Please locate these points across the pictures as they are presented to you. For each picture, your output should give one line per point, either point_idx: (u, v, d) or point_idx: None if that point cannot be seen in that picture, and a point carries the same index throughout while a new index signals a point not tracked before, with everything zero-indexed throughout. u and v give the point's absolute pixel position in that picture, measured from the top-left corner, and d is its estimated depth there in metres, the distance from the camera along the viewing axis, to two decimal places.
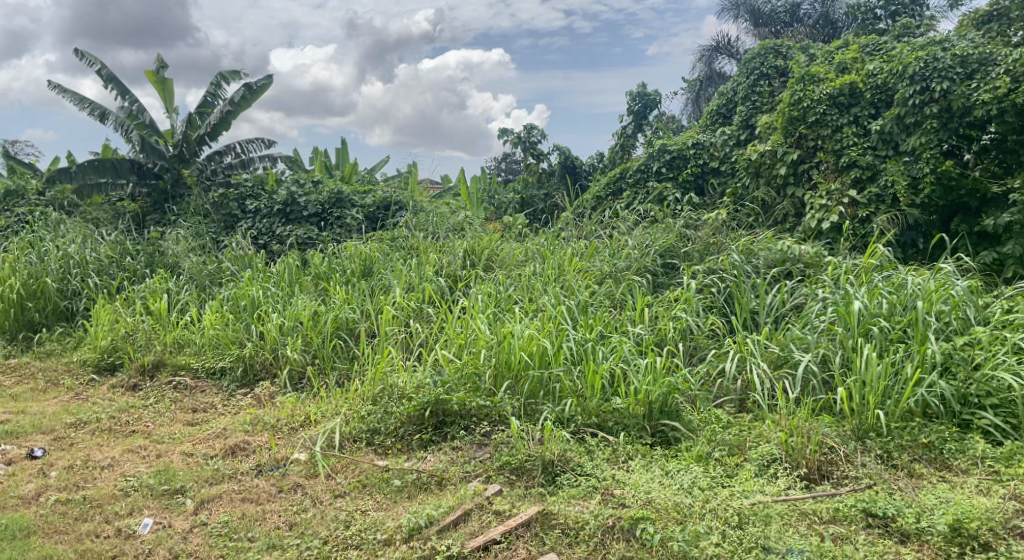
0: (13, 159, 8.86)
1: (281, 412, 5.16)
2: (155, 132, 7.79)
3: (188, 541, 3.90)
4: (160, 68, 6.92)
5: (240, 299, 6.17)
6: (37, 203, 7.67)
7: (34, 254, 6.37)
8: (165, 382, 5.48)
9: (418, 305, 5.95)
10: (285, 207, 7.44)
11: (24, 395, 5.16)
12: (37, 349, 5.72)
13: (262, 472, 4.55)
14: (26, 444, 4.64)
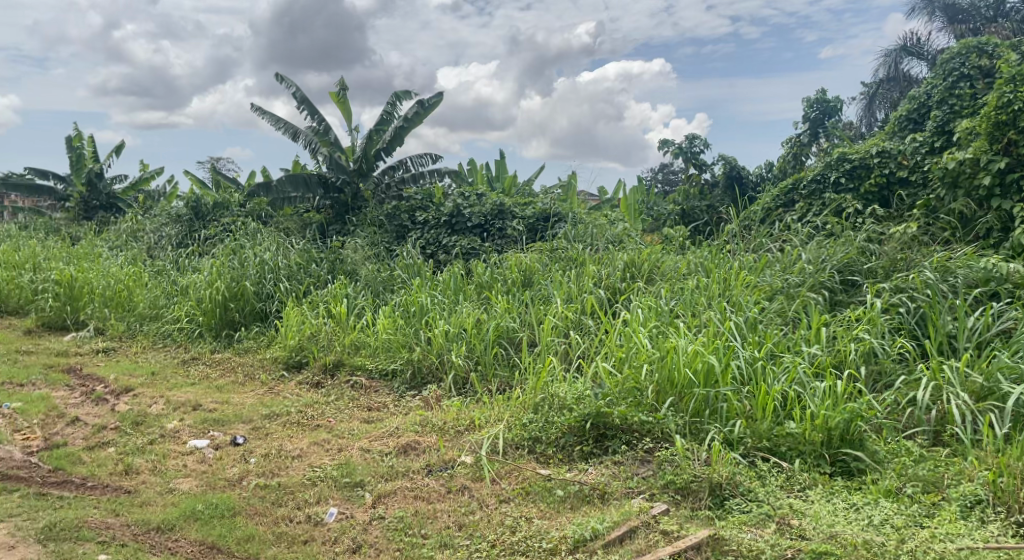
0: (218, 173, 9.95)
1: (448, 415, 5.37)
2: (339, 148, 8.41)
3: (368, 532, 4.16)
4: (343, 87, 7.40)
5: (410, 305, 6.50)
6: (239, 214, 8.57)
7: (236, 261, 7.12)
8: (343, 380, 5.90)
9: (578, 316, 5.95)
10: (451, 218, 7.78)
11: (227, 386, 5.75)
12: (237, 346, 6.38)
13: (431, 472, 4.75)
14: (230, 431, 5.15)
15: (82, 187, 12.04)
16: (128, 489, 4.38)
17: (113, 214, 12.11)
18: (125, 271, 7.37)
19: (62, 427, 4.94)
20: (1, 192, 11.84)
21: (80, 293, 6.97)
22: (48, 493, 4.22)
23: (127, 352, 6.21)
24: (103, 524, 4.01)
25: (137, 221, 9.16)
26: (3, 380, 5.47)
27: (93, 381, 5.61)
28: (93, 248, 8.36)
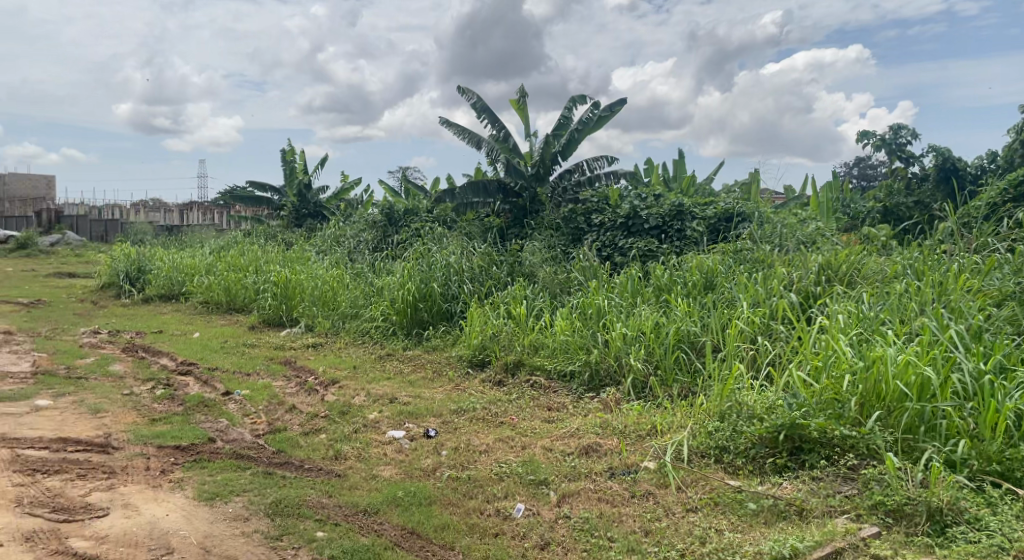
0: (407, 181, 10.65)
1: (628, 419, 5.30)
2: (518, 154, 8.63)
3: (555, 531, 4.14)
4: (522, 94, 7.56)
5: (587, 307, 6.51)
6: (426, 220, 9.12)
7: (424, 264, 7.55)
8: (524, 380, 6.03)
9: (766, 322, 5.65)
10: (627, 220, 7.72)
11: (419, 382, 6.11)
12: (426, 344, 6.77)
13: (614, 475, 4.69)
14: (424, 423, 5.45)
15: (293, 198, 13.39)
16: (338, 473, 4.78)
17: (319, 222, 13.33)
18: (329, 273, 8.09)
19: (282, 413, 5.52)
20: (228, 202, 13.50)
21: (292, 293, 7.76)
22: (273, 472, 4.72)
23: (332, 347, 6.82)
24: (320, 503, 4.41)
25: (339, 228, 10.04)
26: (234, 370, 6.22)
27: (305, 372, 6.21)
28: (303, 252, 9.29)
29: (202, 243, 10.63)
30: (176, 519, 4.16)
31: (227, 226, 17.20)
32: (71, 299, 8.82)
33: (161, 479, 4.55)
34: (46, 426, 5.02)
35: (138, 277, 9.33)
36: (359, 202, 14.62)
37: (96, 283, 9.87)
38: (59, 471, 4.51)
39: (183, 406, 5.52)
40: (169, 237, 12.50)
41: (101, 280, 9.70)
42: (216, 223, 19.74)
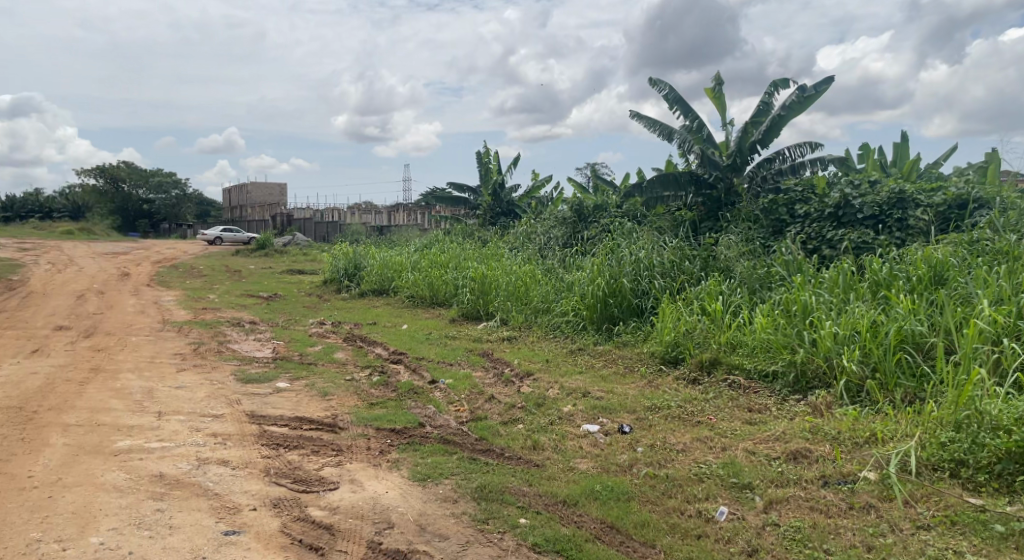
0: (596, 176, 10.73)
1: (841, 425, 4.89)
2: (712, 144, 8.34)
3: (763, 537, 3.89)
4: (716, 82, 7.25)
5: (791, 304, 6.12)
6: (616, 215, 9.13)
7: (613, 259, 7.53)
8: (721, 379, 5.80)
9: (1013, 322, 4.96)
10: (837, 210, 7.16)
11: (611, 377, 6.11)
12: (617, 340, 6.76)
13: (828, 484, 4.33)
14: (618, 419, 5.40)
15: (489, 197, 14.01)
16: (537, 462, 4.89)
17: (512, 220, 13.80)
18: (522, 269, 8.35)
19: (482, 402, 5.78)
20: (429, 203, 14.46)
21: (488, 288, 8.10)
22: (478, 458, 4.96)
23: (526, 340, 7.03)
24: (521, 491, 4.54)
25: (529, 225, 10.36)
26: (438, 360, 6.63)
27: (502, 364, 6.47)
28: (497, 249, 9.69)
29: (407, 242, 11.47)
30: (394, 497, 4.51)
31: (428, 225, 18.35)
32: (300, 292, 9.94)
33: (380, 459, 4.98)
34: (284, 405, 5.70)
35: (353, 274, 10.29)
36: (550, 199, 14.92)
37: (320, 279, 11.03)
38: (297, 447, 5.09)
39: (395, 392, 6.00)
40: (378, 237, 13.66)
41: (324, 277, 10.83)
42: (419, 223, 21.14)
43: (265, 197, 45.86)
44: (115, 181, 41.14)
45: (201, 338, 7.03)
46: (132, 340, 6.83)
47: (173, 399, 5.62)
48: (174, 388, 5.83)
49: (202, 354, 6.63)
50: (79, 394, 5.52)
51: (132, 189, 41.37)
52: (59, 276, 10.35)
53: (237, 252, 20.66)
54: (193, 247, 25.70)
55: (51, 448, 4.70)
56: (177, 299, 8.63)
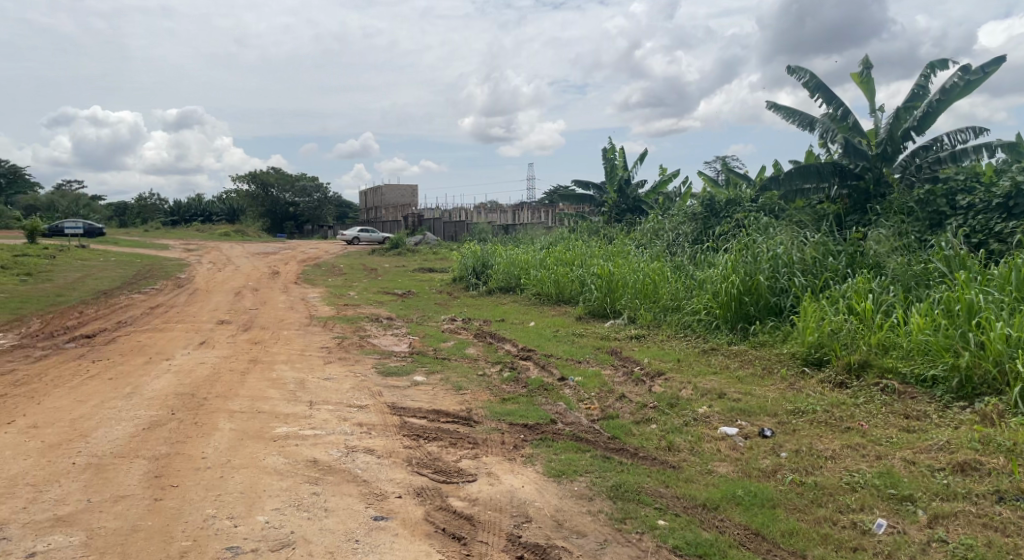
0: (729, 169, 10.44)
1: (1016, 435, 4.46)
2: (859, 132, 7.90)
3: (928, 554, 3.62)
4: (864, 66, 6.80)
5: (954, 304, 5.63)
6: (751, 210, 8.83)
7: (749, 255, 7.26)
8: (872, 383, 5.44)
9: None
10: (1007, 200, 6.50)
11: (748, 378, 5.89)
12: (753, 340, 6.50)
13: (1002, 499, 3.95)
14: (758, 422, 5.20)
15: (615, 194, 13.91)
16: (674, 464, 4.79)
17: (638, 216, 13.61)
18: (650, 266, 8.22)
19: (613, 401, 5.75)
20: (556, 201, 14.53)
21: (616, 286, 8.03)
22: (612, 457, 4.93)
23: (655, 339, 6.92)
24: (658, 492, 4.46)
25: (657, 221, 10.20)
26: (567, 357, 6.67)
27: (632, 363, 6.40)
28: (624, 246, 9.61)
29: (533, 240, 11.60)
30: (530, 491, 4.57)
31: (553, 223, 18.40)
32: (432, 290, 10.31)
33: (515, 453, 5.07)
34: (422, 399, 5.94)
35: (482, 272, 10.52)
36: (678, 195, 14.58)
37: (450, 276, 11.37)
38: (435, 438, 5.30)
39: (526, 388, 6.08)
40: (503, 236, 13.90)
41: (453, 274, 11.16)
42: (544, 221, 21.23)
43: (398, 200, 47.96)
44: (265, 184, 43.54)
45: (343, 333, 7.45)
46: (284, 334, 7.35)
47: (321, 390, 6.02)
48: (323, 379, 6.24)
49: (345, 347, 7.03)
50: (241, 382, 6.02)
51: (279, 194, 44.11)
52: (219, 274, 11.29)
53: (372, 251, 21.68)
54: (332, 247, 27.23)
55: (220, 432, 5.17)
56: (321, 296, 9.18)
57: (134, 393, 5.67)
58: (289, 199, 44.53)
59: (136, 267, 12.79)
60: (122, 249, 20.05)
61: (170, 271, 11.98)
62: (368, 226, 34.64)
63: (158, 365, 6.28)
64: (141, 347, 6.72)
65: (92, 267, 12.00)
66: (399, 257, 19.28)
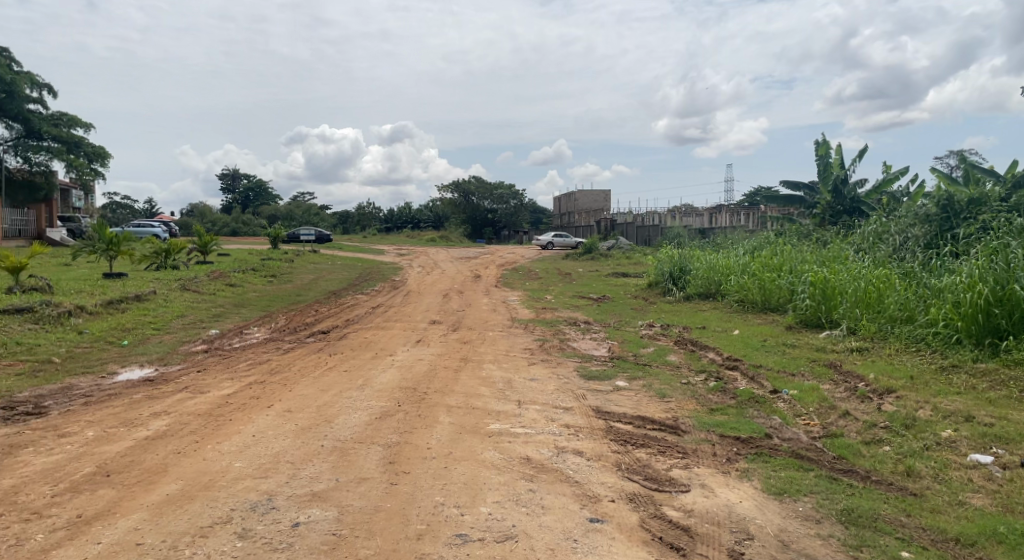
0: (971, 167, 9.39)
1: None
2: None
3: None
4: None
5: None
6: (1000, 210, 7.89)
7: (1001, 261, 6.45)
8: None
9: None
10: None
11: (1001, 401, 5.20)
12: (1005, 357, 5.73)
13: None
14: (1018, 452, 4.57)
15: (828, 195, 12.99)
16: (914, 491, 4.35)
17: (857, 219, 12.62)
18: (874, 273, 7.57)
19: (836, 418, 5.35)
20: (763, 204, 13.86)
21: (832, 294, 7.48)
22: (839, 478, 4.59)
23: (881, 353, 6.36)
24: (898, 520, 4.08)
25: (880, 223, 9.39)
26: (778, 369, 6.32)
27: (855, 378, 5.92)
28: (841, 251, 8.94)
29: (735, 245, 11.14)
30: (749, 508, 4.37)
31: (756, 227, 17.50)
32: (628, 295, 10.28)
33: (728, 466, 4.88)
34: (626, 404, 5.93)
35: (679, 277, 10.31)
36: (905, 195, 13.28)
37: (645, 281, 11.27)
38: (643, 445, 5.26)
39: (735, 399, 5.84)
40: (704, 240, 13.52)
41: (649, 279, 11.04)
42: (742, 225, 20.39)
43: (591, 204, 48.43)
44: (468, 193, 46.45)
45: (545, 336, 7.65)
46: (489, 334, 7.70)
47: (528, 390, 6.26)
48: (529, 380, 6.47)
49: (548, 350, 7.22)
50: (455, 380, 6.45)
51: (481, 201, 46.36)
52: (426, 277, 12.11)
53: (565, 257, 22.10)
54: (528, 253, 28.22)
55: (440, 425, 5.61)
56: (521, 299, 9.51)
57: (366, 386, 6.29)
58: (489, 206, 46.45)
59: (357, 270, 14.10)
60: (344, 254, 22.14)
61: (384, 273, 13.06)
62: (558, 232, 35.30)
63: (383, 360, 6.89)
64: (367, 343, 7.38)
65: (322, 270, 13.42)
66: (591, 262, 19.45)
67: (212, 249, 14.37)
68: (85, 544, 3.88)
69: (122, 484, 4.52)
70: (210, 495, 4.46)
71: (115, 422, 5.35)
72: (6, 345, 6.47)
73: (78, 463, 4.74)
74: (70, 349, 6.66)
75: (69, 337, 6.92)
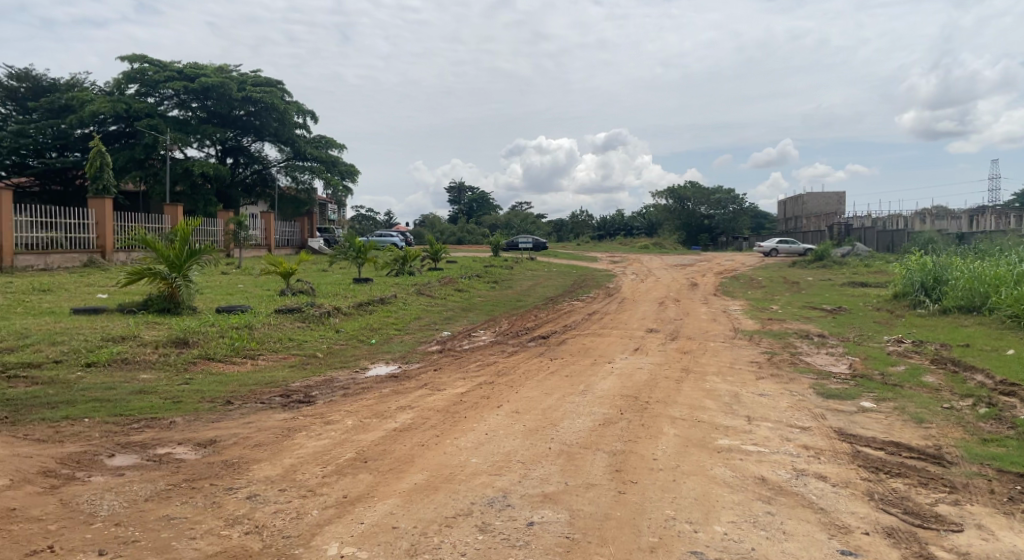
0: None
1: None
2: None
3: None
4: None
5: None
6: None
7: None
8: None
9: None
10: None
11: None
12: None
13: None
14: None
15: None
16: None
17: None
18: None
19: None
20: None
21: None
22: None
23: None
24: None
25: None
26: None
27: None
28: None
29: (1005, 252, 9.73)
30: None
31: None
32: (869, 307, 9.40)
33: (1011, 507, 4.22)
34: (875, 427, 5.39)
35: (933, 288, 9.24)
36: None
37: (888, 293, 10.22)
38: (900, 474, 4.73)
39: (1015, 430, 5.06)
40: (966, 246, 12.00)
41: (894, 290, 10.01)
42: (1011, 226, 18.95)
43: (821, 205, 45.42)
44: (683, 197, 45.85)
45: (773, 348, 7.22)
46: (711, 345, 7.43)
47: (758, 406, 5.92)
48: (758, 394, 6.13)
49: (778, 364, 6.79)
50: (678, 390, 6.29)
51: (697, 206, 45.34)
52: (642, 285, 12.04)
53: (791, 264, 20.84)
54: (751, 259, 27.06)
55: (665, 437, 5.49)
56: (744, 308, 9.08)
57: (588, 391, 6.35)
58: (705, 212, 45.56)
59: (574, 276, 14.42)
60: (559, 261, 22.69)
61: (599, 280, 13.16)
62: (792, 238, 33.58)
63: (603, 367, 6.92)
64: (587, 349, 7.48)
65: (541, 276, 13.92)
66: (824, 270, 18.14)
67: (442, 257, 15.48)
68: (351, 522, 4.31)
69: (377, 470, 4.98)
70: (451, 487, 4.76)
71: (369, 413, 5.93)
72: (282, 340, 7.46)
73: (340, 448, 5.31)
74: (330, 346, 7.52)
75: (328, 335, 7.81)
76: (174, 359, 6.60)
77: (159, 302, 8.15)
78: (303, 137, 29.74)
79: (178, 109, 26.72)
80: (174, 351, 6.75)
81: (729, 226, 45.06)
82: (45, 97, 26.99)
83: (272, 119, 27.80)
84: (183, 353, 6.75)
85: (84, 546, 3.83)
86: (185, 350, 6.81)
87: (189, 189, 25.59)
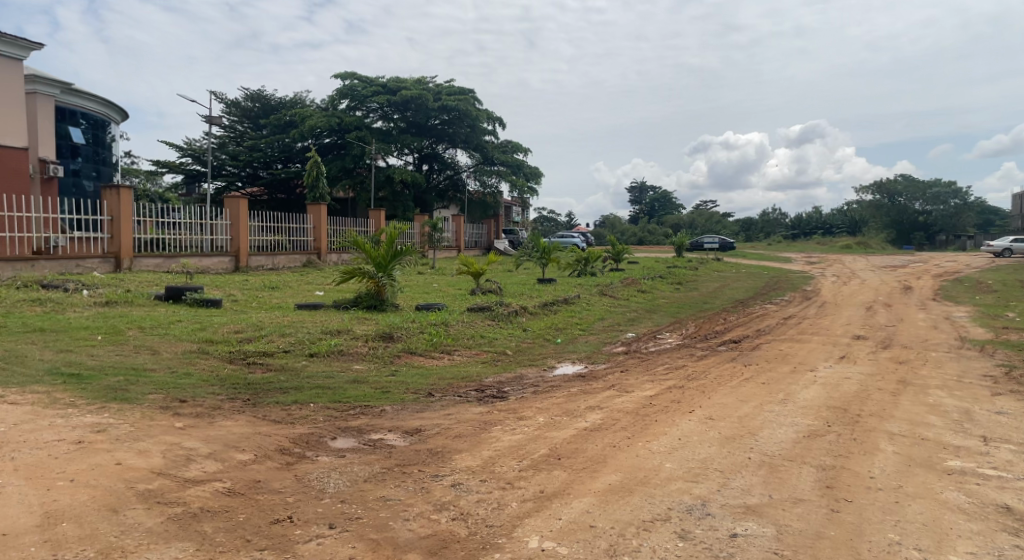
0: None
1: None
2: None
3: None
4: None
5: None
6: None
7: None
8: None
9: None
10: None
11: None
12: None
13: None
14: None
15: None
16: None
17: None
18: None
19: None
20: None
21: None
22: None
23: None
24: None
25: None
26: None
27: None
28: None
29: None
30: None
31: None
32: None
33: None
34: None
35: None
36: None
37: None
38: None
39: None
40: None
41: None
42: None
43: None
44: (892, 194, 41.85)
45: (1012, 362, 6.36)
46: (933, 355, 6.70)
47: (997, 426, 5.23)
48: (996, 413, 5.42)
49: (1018, 380, 5.96)
50: (895, 404, 5.73)
51: (911, 201, 41.21)
52: (843, 288, 11.16)
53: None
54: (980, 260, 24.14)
55: (882, 454, 5.01)
56: (970, 315, 8.09)
57: (789, 401, 5.98)
58: (918, 208, 41.19)
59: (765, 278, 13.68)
60: (754, 263, 21.65)
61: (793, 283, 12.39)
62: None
63: (804, 375, 6.48)
64: (784, 355, 7.05)
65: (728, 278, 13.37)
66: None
67: (623, 258, 15.40)
68: (550, 517, 4.38)
69: (572, 468, 5.03)
70: (647, 490, 4.69)
71: (560, 411, 6.01)
72: (474, 337, 7.79)
73: (535, 444, 5.42)
74: (519, 343, 7.74)
75: (516, 333, 8.04)
76: (381, 352, 7.12)
77: (367, 299, 8.86)
78: (491, 143, 30.95)
79: (382, 120, 29.05)
80: (382, 344, 7.29)
81: (948, 225, 40.48)
82: (274, 115, 30.35)
83: (464, 125, 29.34)
84: (388, 347, 7.26)
85: (316, 518, 4.22)
86: (390, 344, 7.33)
87: (391, 194, 27.69)
